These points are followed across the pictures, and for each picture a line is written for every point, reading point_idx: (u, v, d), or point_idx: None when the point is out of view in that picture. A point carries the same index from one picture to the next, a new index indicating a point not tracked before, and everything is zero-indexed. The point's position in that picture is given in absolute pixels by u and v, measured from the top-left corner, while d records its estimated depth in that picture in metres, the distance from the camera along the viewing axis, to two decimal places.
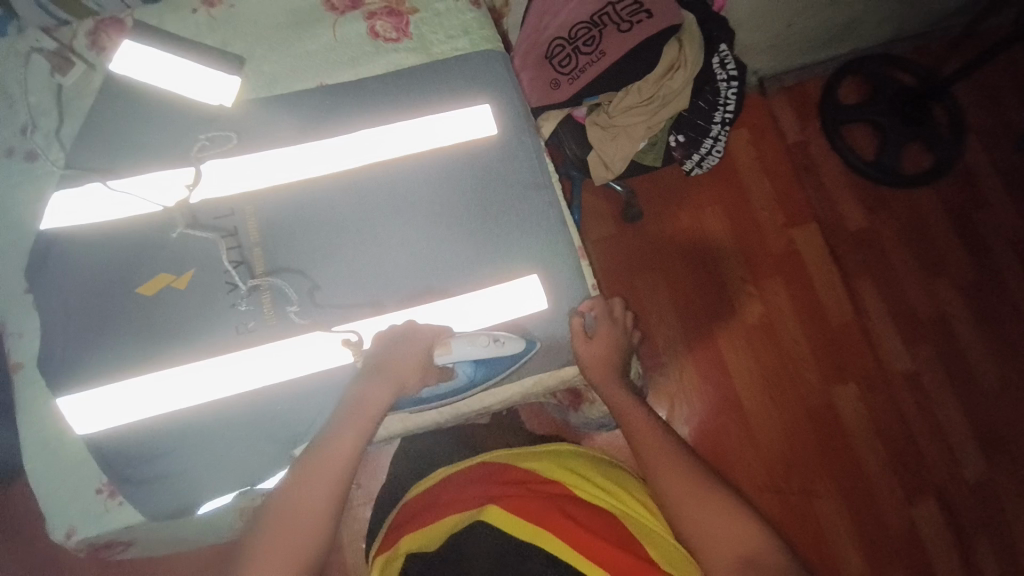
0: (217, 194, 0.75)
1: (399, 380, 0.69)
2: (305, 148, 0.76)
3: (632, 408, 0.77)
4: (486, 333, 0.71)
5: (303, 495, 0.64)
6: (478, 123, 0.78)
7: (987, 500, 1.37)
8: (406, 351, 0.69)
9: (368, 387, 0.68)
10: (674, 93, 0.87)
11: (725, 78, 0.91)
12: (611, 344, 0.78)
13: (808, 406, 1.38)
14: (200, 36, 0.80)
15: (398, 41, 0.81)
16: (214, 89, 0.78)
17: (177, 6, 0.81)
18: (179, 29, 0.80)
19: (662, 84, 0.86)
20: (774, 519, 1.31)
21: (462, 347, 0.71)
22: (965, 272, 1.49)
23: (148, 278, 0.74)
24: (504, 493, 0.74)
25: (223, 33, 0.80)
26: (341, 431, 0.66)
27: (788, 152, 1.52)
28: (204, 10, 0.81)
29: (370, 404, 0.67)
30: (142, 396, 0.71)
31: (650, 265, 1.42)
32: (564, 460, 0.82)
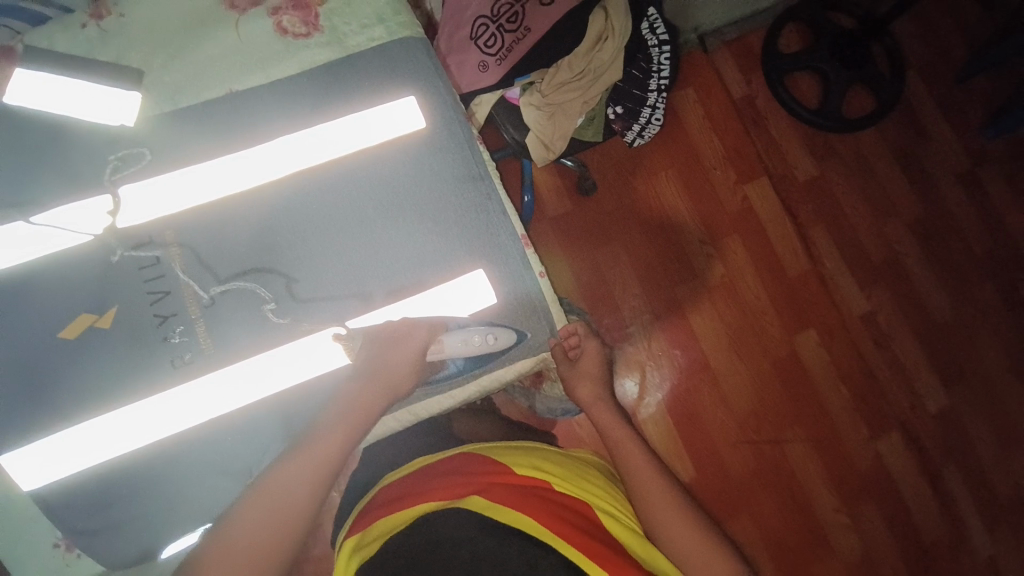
0: (140, 220, 0.71)
1: (394, 383, 0.68)
2: (224, 162, 0.72)
3: (615, 423, 0.81)
4: (479, 332, 0.72)
5: (276, 497, 0.59)
6: (404, 116, 0.75)
7: (947, 425, 1.44)
8: (398, 351, 0.69)
9: (364, 388, 0.67)
10: (604, 66, 0.85)
11: (656, 43, 0.91)
12: (600, 363, 0.86)
13: (773, 356, 1.41)
14: (92, 51, 0.74)
15: (308, 36, 0.76)
16: (113, 107, 0.72)
17: (64, 23, 0.74)
18: (70, 47, 0.74)
19: (592, 57, 0.84)
20: (750, 470, 1.36)
21: (455, 344, 0.72)
22: (912, 209, 1.53)
23: (67, 322, 0.70)
24: (488, 483, 0.66)
25: (115, 47, 0.74)
26: (325, 437, 0.64)
27: (736, 108, 1.51)
28: (93, 23, 0.74)
29: (364, 407, 0.67)
30: (78, 445, 0.68)
31: (608, 235, 1.42)
32: (544, 454, 0.75)
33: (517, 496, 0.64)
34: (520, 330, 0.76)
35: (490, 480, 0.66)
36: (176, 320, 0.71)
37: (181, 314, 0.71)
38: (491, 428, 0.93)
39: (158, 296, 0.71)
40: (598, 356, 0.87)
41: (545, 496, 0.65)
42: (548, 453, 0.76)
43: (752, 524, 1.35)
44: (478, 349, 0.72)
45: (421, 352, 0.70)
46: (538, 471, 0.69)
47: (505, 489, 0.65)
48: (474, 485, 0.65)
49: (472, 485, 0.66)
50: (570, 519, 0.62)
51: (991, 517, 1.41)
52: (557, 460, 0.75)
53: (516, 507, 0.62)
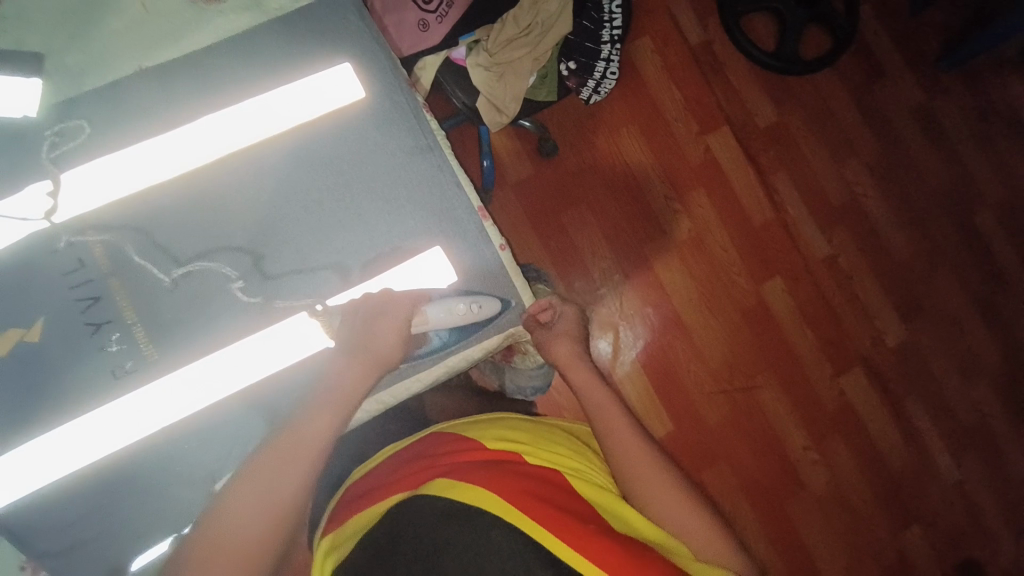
0: (73, 216, 0.65)
1: (383, 358, 0.65)
2: (142, 150, 0.65)
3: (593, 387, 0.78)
4: (464, 301, 0.70)
5: (257, 488, 0.56)
6: (339, 87, 0.69)
7: (908, 356, 1.50)
8: (385, 325, 0.65)
9: (349, 366, 0.64)
10: (553, 17, 0.80)
11: None
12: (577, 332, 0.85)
13: (742, 305, 1.43)
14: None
15: (221, 0, 0.69)
16: (11, 94, 0.63)
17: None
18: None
19: (538, 9, 0.78)
20: (725, 418, 1.40)
21: (438, 313, 0.69)
22: (869, 149, 1.54)
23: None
24: (454, 464, 0.65)
25: (5, 28, 0.65)
26: (311, 421, 0.60)
27: (693, 55, 1.49)
28: None
29: (353, 386, 0.63)
30: (24, 468, 0.63)
31: (573, 197, 1.39)
32: (512, 427, 0.73)
33: (480, 473, 0.62)
34: (506, 297, 0.74)
35: (458, 461, 0.65)
36: (111, 327, 0.66)
37: (115, 320, 0.66)
38: (467, 406, 0.91)
39: (87, 303, 0.65)
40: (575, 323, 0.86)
41: (512, 469, 0.64)
42: (517, 422, 0.75)
43: (730, 470, 1.39)
44: (463, 318, 0.70)
45: (406, 323, 0.66)
46: (508, 444, 0.69)
47: (472, 466, 0.64)
48: (440, 468, 0.64)
49: (437, 468, 0.64)
50: (534, 490, 0.61)
51: (951, 439, 1.49)
52: (529, 429, 0.74)
53: (477, 483, 0.60)
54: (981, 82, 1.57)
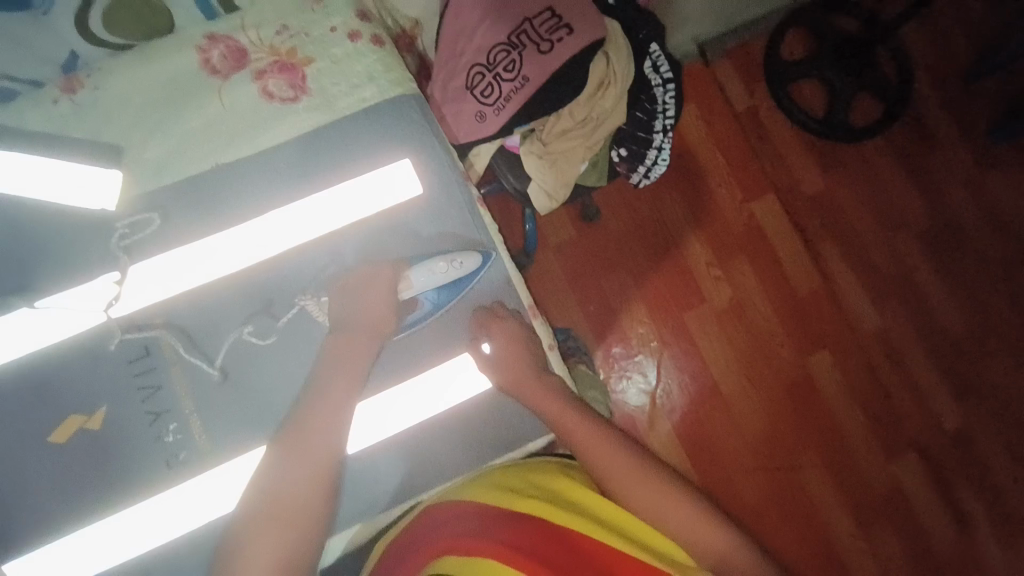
0: (140, 305, 0.67)
1: (375, 328, 0.68)
2: (210, 244, 0.68)
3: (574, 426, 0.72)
4: (443, 258, 0.72)
5: (275, 519, 0.60)
6: (400, 185, 0.72)
7: (963, 443, 1.41)
8: (374, 298, 0.68)
9: (347, 341, 0.68)
10: (608, 113, 0.78)
11: (660, 82, 0.82)
12: (520, 346, 0.74)
13: (785, 378, 1.38)
14: (66, 128, 0.68)
15: (297, 100, 0.71)
16: (95, 189, 0.67)
17: (35, 97, 0.68)
18: (40, 124, 0.68)
19: (594, 104, 0.77)
20: (766, 498, 1.33)
21: (423, 277, 0.71)
22: (921, 220, 1.49)
23: (55, 426, 0.66)
24: (457, 538, 0.64)
25: (92, 121, 0.69)
26: (317, 433, 0.64)
27: (738, 122, 1.49)
28: (66, 97, 0.68)
29: (355, 356, 0.67)
30: (80, 551, 0.65)
31: (614, 262, 1.38)
32: (505, 477, 0.73)
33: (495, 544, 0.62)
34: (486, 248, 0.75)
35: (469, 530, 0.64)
36: (169, 416, 0.67)
37: (174, 410, 0.67)
38: None
39: (148, 391, 0.67)
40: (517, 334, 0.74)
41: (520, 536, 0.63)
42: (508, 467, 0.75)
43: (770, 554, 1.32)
44: (445, 276, 0.71)
45: (391, 286, 0.69)
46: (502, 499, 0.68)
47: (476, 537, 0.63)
48: (445, 546, 0.63)
49: (442, 545, 0.63)
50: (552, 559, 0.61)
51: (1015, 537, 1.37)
52: (521, 472, 0.74)
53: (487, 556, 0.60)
54: None
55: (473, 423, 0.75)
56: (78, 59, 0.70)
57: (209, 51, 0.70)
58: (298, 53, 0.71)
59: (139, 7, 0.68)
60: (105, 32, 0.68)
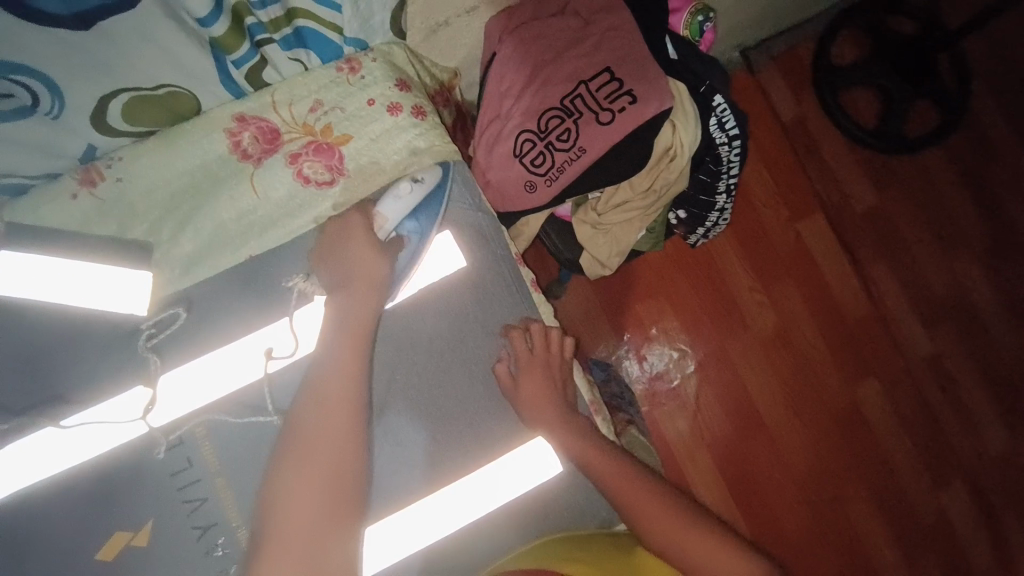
0: (175, 412, 0.64)
1: (369, 279, 0.62)
2: (245, 343, 0.65)
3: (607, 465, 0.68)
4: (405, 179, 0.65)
5: (299, 496, 0.57)
6: (443, 257, 0.68)
7: (1013, 472, 1.36)
8: (354, 248, 0.63)
9: (341, 300, 0.62)
10: (672, 181, 0.71)
11: (725, 141, 0.72)
12: (547, 377, 0.70)
13: (832, 408, 1.33)
14: (88, 224, 0.62)
15: (333, 183, 0.65)
16: (125, 292, 0.63)
17: (49, 192, 0.61)
18: (60, 221, 0.62)
19: (658, 173, 0.69)
20: (811, 532, 1.30)
21: (393, 207, 0.65)
22: (980, 237, 1.40)
23: (102, 542, 0.62)
24: None
25: (118, 215, 0.63)
26: (332, 375, 0.60)
27: (785, 132, 1.39)
28: (85, 191, 0.62)
29: (358, 320, 0.62)
30: None
31: (654, 290, 1.32)
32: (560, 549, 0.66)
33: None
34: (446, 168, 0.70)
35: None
36: (217, 530, 0.63)
37: (222, 522, 0.64)
38: None
39: (195, 502, 0.64)
40: (546, 372, 0.70)
41: None
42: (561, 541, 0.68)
43: None
44: (415, 195, 0.65)
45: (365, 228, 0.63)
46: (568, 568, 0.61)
47: None
48: None
49: None
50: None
51: None
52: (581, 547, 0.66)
53: None
54: None
55: (524, 518, 0.70)
56: (96, 149, 0.64)
57: (240, 134, 0.65)
58: (333, 130, 0.65)
59: (166, 100, 0.62)
60: (124, 123, 0.62)
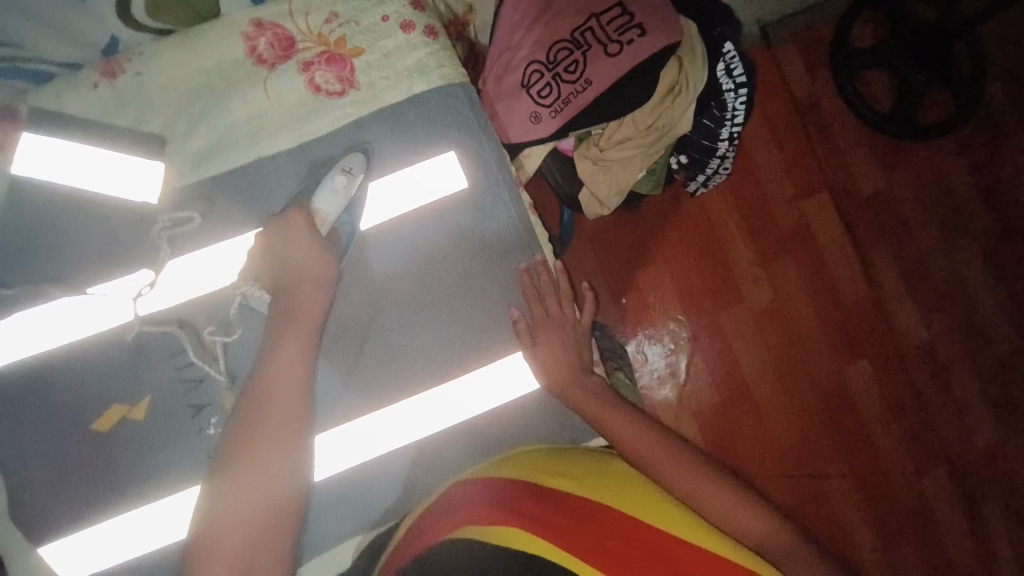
0: (178, 300, 0.69)
1: (315, 278, 0.66)
2: (249, 240, 0.69)
3: (607, 413, 0.74)
4: (339, 172, 0.67)
5: (266, 453, 0.61)
6: (446, 176, 0.71)
7: (997, 464, 1.37)
8: (285, 236, 0.66)
9: (295, 296, 0.66)
10: (675, 122, 0.72)
11: (732, 86, 0.74)
12: (562, 335, 0.76)
13: (820, 385, 1.35)
14: (108, 115, 0.69)
15: (343, 94, 0.70)
16: (138, 179, 0.68)
17: (72, 80, 0.68)
18: (83, 110, 0.68)
19: (661, 112, 0.71)
20: (790, 504, 1.32)
21: (326, 199, 0.67)
22: (985, 228, 1.41)
23: (101, 411, 0.69)
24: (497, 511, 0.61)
25: (136, 109, 0.69)
26: (276, 360, 0.64)
27: (797, 110, 1.39)
28: (106, 82, 0.68)
29: (306, 310, 0.66)
30: (121, 538, 0.68)
31: (653, 255, 1.34)
32: (547, 460, 0.70)
33: (522, 516, 0.59)
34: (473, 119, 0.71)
35: (494, 503, 0.62)
36: (210, 410, 0.69)
37: (215, 404, 0.70)
38: None
39: (190, 384, 0.69)
40: (561, 329, 0.76)
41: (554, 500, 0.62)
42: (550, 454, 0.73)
43: None
44: (348, 189, 0.68)
45: (307, 225, 0.66)
46: (552, 476, 0.67)
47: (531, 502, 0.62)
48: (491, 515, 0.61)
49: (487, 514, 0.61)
50: (590, 526, 0.58)
51: None
52: (570, 459, 0.71)
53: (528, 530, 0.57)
54: None
55: (500, 428, 0.75)
56: (118, 41, 0.74)
57: (256, 38, 0.69)
58: (347, 42, 0.70)
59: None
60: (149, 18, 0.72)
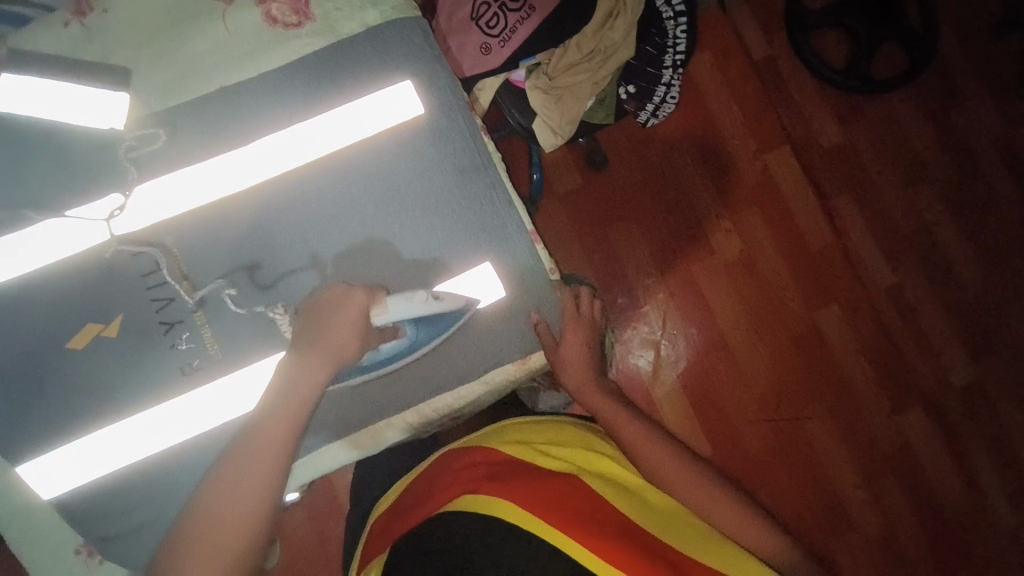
0: (151, 222, 0.72)
1: (335, 353, 0.67)
2: (213, 165, 0.73)
3: (593, 390, 0.83)
4: (426, 290, 0.69)
5: (244, 472, 0.64)
6: (401, 102, 0.74)
7: (971, 399, 1.41)
8: (342, 319, 0.68)
9: (305, 364, 0.67)
10: (616, 45, 0.85)
11: (671, 16, 0.89)
12: (584, 343, 0.79)
13: (792, 331, 1.38)
14: (77, 51, 0.73)
15: (300, 26, 0.75)
16: (103, 109, 0.72)
17: (47, 22, 0.74)
18: (55, 47, 0.73)
19: (602, 35, 0.85)
20: (769, 447, 1.36)
21: (400, 305, 0.69)
22: (945, 175, 1.45)
23: (75, 331, 0.72)
24: (476, 481, 0.72)
25: (101, 45, 0.74)
26: (270, 427, 0.65)
27: (756, 71, 1.44)
28: (77, 21, 0.74)
29: (307, 383, 0.66)
30: (103, 450, 0.72)
31: (623, 212, 1.38)
32: (520, 434, 0.81)
33: (501, 486, 0.70)
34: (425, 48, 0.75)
35: (478, 476, 0.73)
36: (182, 327, 0.73)
37: (187, 320, 0.73)
38: None
39: (162, 302, 0.73)
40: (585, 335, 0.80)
41: (525, 471, 0.74)
42: (525, 425, 0.84)
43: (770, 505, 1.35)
44: (425, 309, 0.69)
45: (362, 314, 0.68)
46: (527, 450, 0.78)
47: (504, 470, 0.74)
48: (471, 484, 0.72)
49: (467, 485, 0.72)
50: (567, 504, 0.70)
51: (1014, 490, 1.39)
52: (541, 431, 0.83)
53: (502, 496, 0.69)
54: None
55: (463, 339, 0.76)
56: None
57: None
58: None
59: None
60: None
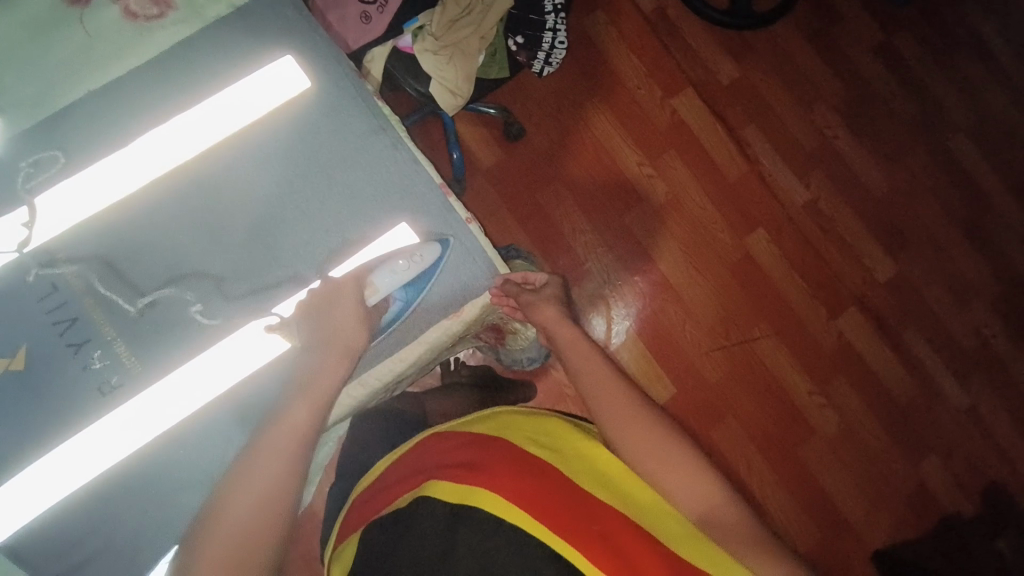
0: (44, 240, 0.70)
1: (346, 345, 0.69)
2: (99, 169, 0.71)
3: (561, 323, 0.80)
4: (403, 255, 0.72)
5: (259, 465, 0.61)
6: (285, 76, 0.74)
7: (901, 293, 1.50)
8: (340, 308, 0.69)
9: (319, 358, 0.68)
10: None
11: None
12: (553, 305, 0.81)
13: (729, 260, 1.44)
14: None
15: (162, 16, 0.75)
16: None
17: None
18: None
19: None
20: (726, 373, 1.41)
21: (387, 279, 0.72)
22: (837, 92, 1.55)
23: None
24: (440, 468, 0.65)
25: None
26: (293, 415, 0.65)
27: (648, 21, 1.50)
28: None
29: (324, 379, 0.67)
30: (28, 492, 0.67)
31: (548, 176, 1.40)
32: (503, 417, 0.74)
33: (468, 469, 0.63)
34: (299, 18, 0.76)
35: (449, 463, 0.65)
36: (92, 345, 0.70)
37: (96, 338, 0.70)
38: None
39: (64, 324, 0.70)
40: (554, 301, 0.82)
41: (498, 447, 0.66)
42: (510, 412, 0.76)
43: (736, 427, 1.40)
44: (408, 273, 0.72)
45: (357, 298, 0.70)
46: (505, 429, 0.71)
47: (474, 451, 0.66)
48: (432, 471, 0.65)
49: (429, 472, 0.65)
50: (549, 490, 0.60)
51: (956, 369, 1.49)
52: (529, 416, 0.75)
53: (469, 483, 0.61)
54: (931, 14, 1.59)
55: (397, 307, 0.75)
56: None
57: None
58: None
59: None
60: None
